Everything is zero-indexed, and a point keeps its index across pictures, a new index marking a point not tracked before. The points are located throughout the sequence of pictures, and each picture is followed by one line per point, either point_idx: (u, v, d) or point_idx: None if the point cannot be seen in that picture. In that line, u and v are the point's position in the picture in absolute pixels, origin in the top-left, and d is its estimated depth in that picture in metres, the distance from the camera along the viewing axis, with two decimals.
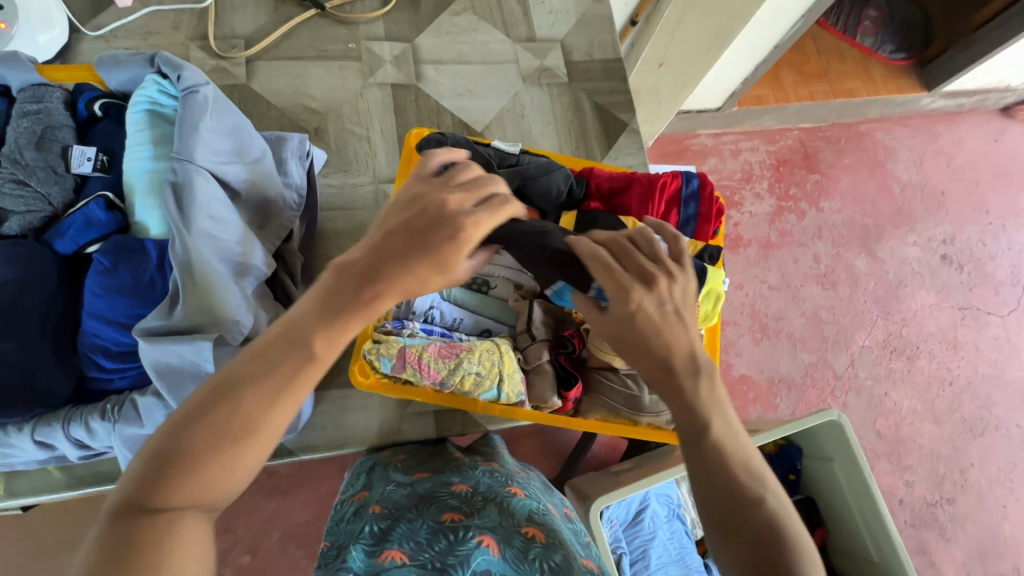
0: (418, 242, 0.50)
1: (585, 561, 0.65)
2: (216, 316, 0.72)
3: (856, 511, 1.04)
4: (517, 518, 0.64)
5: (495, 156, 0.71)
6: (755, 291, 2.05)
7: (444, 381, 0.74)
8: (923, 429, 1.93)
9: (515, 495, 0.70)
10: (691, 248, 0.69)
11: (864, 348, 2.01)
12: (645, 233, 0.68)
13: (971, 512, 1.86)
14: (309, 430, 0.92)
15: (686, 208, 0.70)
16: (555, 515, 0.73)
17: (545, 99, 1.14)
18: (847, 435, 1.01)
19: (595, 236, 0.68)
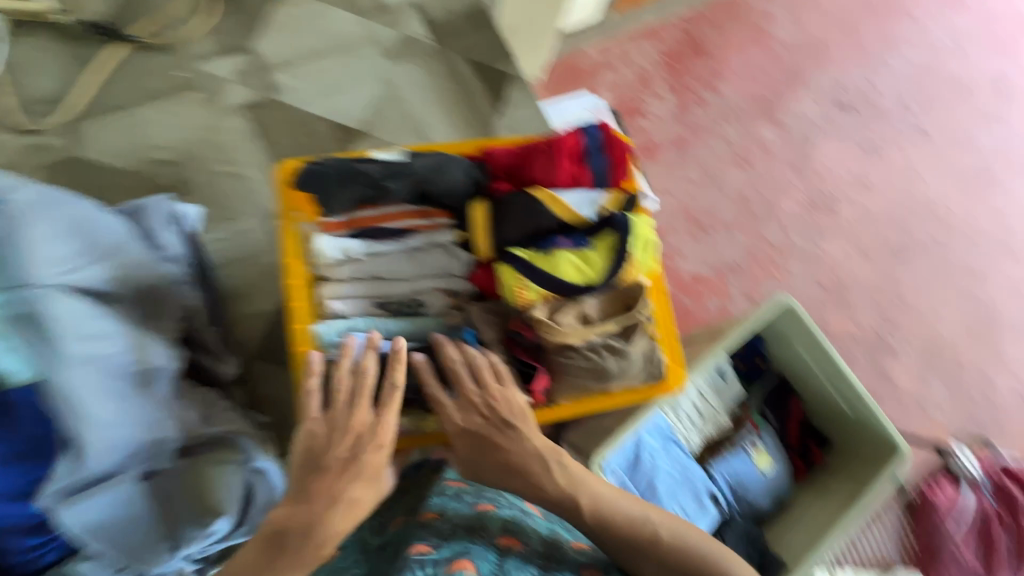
0: (346, 471, 0.62)
1: (575, 546, 0.75)
2: (134, 448, 0.71)
3: (824, 379, 1.12)
4: (489, 536, 0.70)
5: (380, 169, 0.66)
6: (684, 192, 2.07)
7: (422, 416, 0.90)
8: (857, 268, 2.08)
9: (486, 513, 0.75)
10: (611, 201, 0.67)
11: (791, 213, 2.10)
12: (563, 202, 0.65)
13: (913, 326, 2.05)
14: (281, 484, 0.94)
15: (594, 159, 0.67)
16: (535, 513, 0.79)
17: (419, 71, 1.06)
18: (800, 315, 1.06)
19: (512, 220, 0.65)
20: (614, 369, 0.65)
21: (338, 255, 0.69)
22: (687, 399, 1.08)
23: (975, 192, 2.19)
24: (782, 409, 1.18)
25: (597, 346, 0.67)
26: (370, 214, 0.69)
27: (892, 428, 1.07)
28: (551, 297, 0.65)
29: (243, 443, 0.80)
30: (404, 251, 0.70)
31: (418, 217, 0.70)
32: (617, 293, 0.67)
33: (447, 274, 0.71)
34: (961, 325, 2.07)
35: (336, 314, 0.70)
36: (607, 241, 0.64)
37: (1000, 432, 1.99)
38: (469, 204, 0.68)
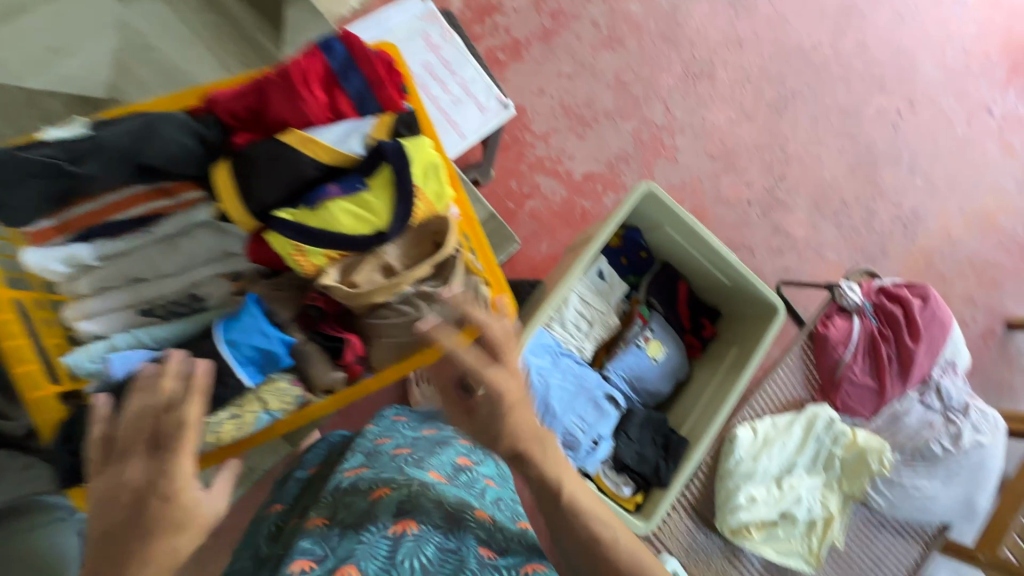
0: (129, 534, 0.49)
1: (477, 515, 0.75)
2: None
3: (698, 254, 1.11)
4: (378, 526, 0.71)
5: (67, 155, 0.69)
6: (558, 87, 1.94)
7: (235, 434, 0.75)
8: (742, 131, 2.08)
9: (382, 497, 0.76)
10: (379, 131, 0.72)
11: (671, 88, 2.04)
12: (320, 142, 0.69)
13: (800, 177, 2.11)
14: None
15: (348, 83, 0.73)
16: (437, 484, 0.80)
17: None
18: (662, 197, 1.02)
19: (268, 172, 0.67)
20: (430, 316, 0.73)
21: (68, 270, 0.75)
22: (569, 309, 1.08)
23: (840, 29, 2.19)
24: (670, 295, 1.19)
25: (410, 300, 0.73)
26: (92, 208, 0.76)
27: (768, 288, 1.08)
28: (343, 256, 0.70)
29: (57, 499, 0.86)
30: (158, 240, 0.78)
31: (161, 199, 0.78)
32: (421, 234, 0.72)
33: (228, 255, 0.80)
34: (844, 166, 2.14)
35: (86, 332, 0.76)
36: (382, 179, 0.69)
37: (886, 256, 2.14)
38: (214, 169, 0.69)
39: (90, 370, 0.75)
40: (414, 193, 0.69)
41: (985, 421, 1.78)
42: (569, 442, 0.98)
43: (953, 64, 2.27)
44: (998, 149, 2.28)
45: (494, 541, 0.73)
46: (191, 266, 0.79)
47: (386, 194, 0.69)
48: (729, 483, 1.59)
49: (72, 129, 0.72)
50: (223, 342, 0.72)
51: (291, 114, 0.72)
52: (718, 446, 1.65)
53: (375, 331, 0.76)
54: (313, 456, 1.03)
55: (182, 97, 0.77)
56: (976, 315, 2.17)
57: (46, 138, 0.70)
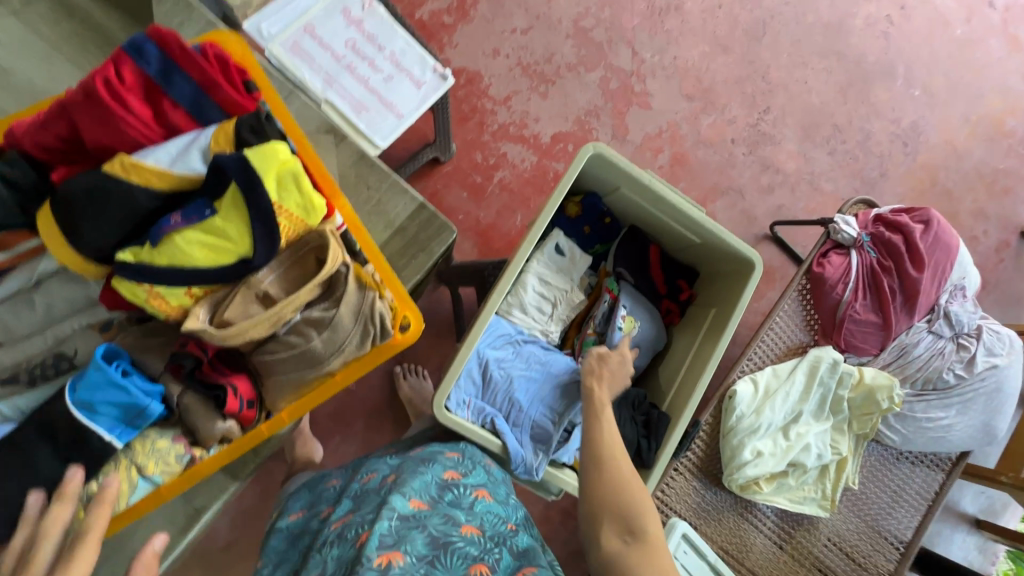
0: None
1: (464, 532, 0.61)
2: None
3: (659, 213, 1.02)
4: (365, 562, 0.53)
5: None
6: (512, 44, 1.80)
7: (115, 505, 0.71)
8: (718, 64, 1.93)
9: (365, 535, 0.57)
10: (212, 144, 0.67)
11: (637, 28, 1.89)
12: (148, 166, 0.65)
13: (786, 106, 1.95)
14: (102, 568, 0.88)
15: (174, 89, 0.69)
16: (422, 506, 0.62)
17: (21, 30, 0.83)
18: (610, 157, 0.92)
19: (95, 210, 0.64)
20: (320, 344, 0.70)
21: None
22: (528, 292, 1.01)
23: None
24: (641, 259, 1.10)
25: (299, 327, 0.70)
26: None
27: (740, 241, 0.98)
28: (211, 291, 0.67)
29: None
30: (5, 300, 0.76)
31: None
32: (301, 251, 0.70)
33: (91, 304, 0.78)
34: (833, 88, 1.98)
35: None
36: (226, 203, 0.64)
37: (887, 179, 1.99)
38: (38, 212, 0.66)
39: None
40: (270, 209, 0.64)
41: (999, 341, 1.69)
42: (538, 436, 0.91)
43: None
44: (1002, 46, 2.09)
45: (487, 557, 0.59)
46: (52, 322, 0.77)
47: (237, 214, 0.64)
48: (733, 441, 1.52)
49: None
50: (73, 404, 0.67)
51: (112, 137, 0.68)
52: (718, 405, 1.58)
53: (265, 369, 0.73)
54: (293, 505, 0.85)
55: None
56: (989, 229, 2.03)
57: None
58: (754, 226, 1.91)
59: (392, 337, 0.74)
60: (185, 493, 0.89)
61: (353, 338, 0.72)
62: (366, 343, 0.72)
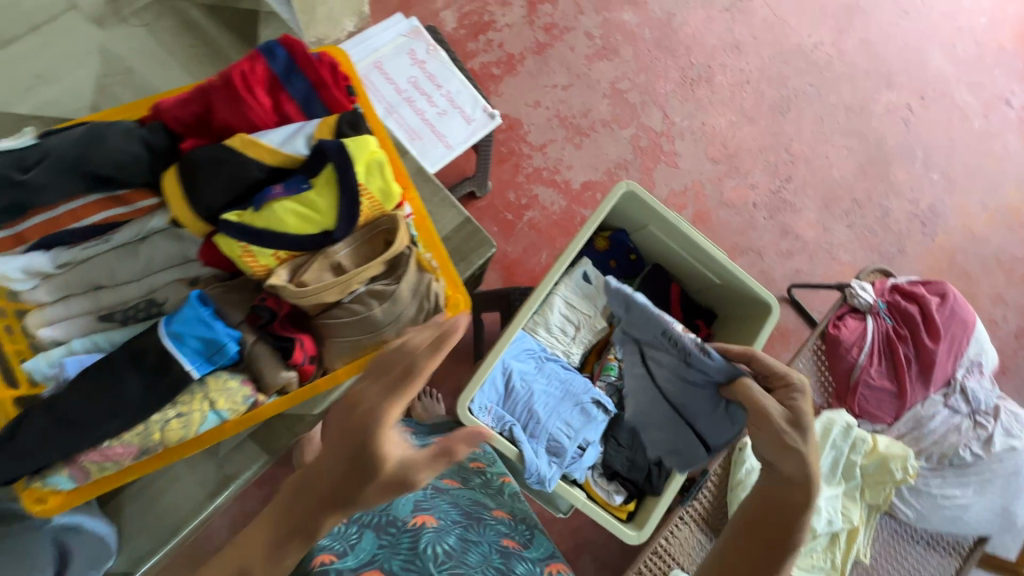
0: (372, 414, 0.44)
1: (493, 515, 0.72)
2: None
3: (683, 253, 1.10)
4: (403, 523, 0.63)
5: (14, 168, 0.74)
6: (553, 98, 1.95)
7: (153, 445, 0.73)
8: (744, 133, 2.05)
9: (395, 497, 0.68)
10: (319, 132, 0.78)
11: (669, 94, 2.03)
12: (263, 144, 0.75)
13: (807, 177, 2.05)
14: (133, 540, 0.82)
15: (292, 86, 0.80)
16: (453, 486, 0.74)
17: (145, 38, 0.97)
18: (642, 196, 1.01)
19: (212, 174, 0.73)
20: (380, 313, 0.76)
21: (28, 277, 0.77)
22: (554, 313, 1.07)
23: (842, 28, 2.17)
24: (662, 296, 1.16)
25: (361, 298, 0.77)
26: (42, 220, 0.79)
27: (759, 285, 1.04)
28: (292, 257, 0.75)
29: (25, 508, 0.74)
30: (114, 247, 0.79)
31: (119, 206, 0.81)
32: (372, 232, 0.78)
33: (185, 261, 0.81)
34: (852, 164, 2.08)
35: (45, 337, 0.77)
36: (323, 177, 0.73)
37: (905, 255, 2.05)
38: (162, 172, 0.76)
39: (47, 374, 0.74)
40: (358, 188, 0.73)
41: (1018, 423, 1.67)
42: (553, 449, 0.95)
43: (963, 57, 2.21)
44: (1018, 142, 2.19)
45: (516, 535, 0.71)
46: (149, 272, 0.80)
47: (330, 190, 0.74)
48: None
49: (20, 140, 0.78)
50: (166, 334, 0.71)
51: (236, 119, 0.78)
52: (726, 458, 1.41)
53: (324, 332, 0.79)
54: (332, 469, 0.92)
55: (130, 108, 0.84)
56: (1008, 315, 2.05)
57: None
58: (772, 287, 1.96)
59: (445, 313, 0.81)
60: None
61: (409, 310, 0.78)
62: (420, 317, 0.78)
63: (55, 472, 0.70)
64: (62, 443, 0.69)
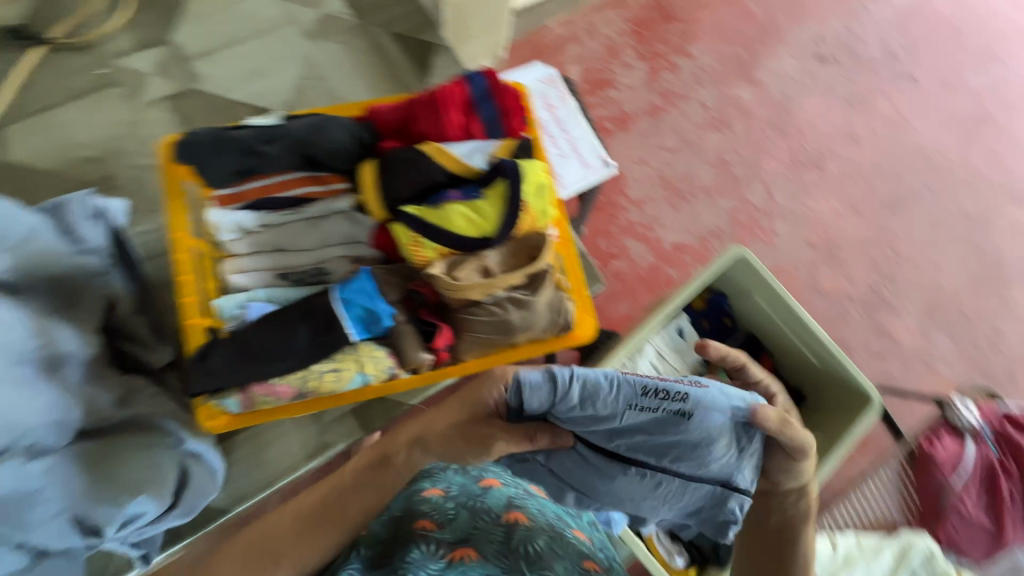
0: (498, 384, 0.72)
1: (574, 533, 0.74)
2: (18, 424, 0.71)
3: (784, 328, 1.10)
4: (495, 516, 0.72)
5: (256, 137, 0.84)
6: (658, 159, 1.94)
7: (305, 390, 0.81)
8: (846, 224, 1.96)
9: (490, 489, 0.76)
10: (499, 150, 0.88)
11: (775, 173, 1.98)
12: (450, 153, 0.86)
13: (909, 279, 1.93)
14: (236, 481, 0.96)
15: (483, 110, 0.90)
16: (539, 494, 0.80)
17: (342, 52, 1.13)
18: (754, 264, 1.05)
19: (403, 171, 0.85)
20: (516, 319, 0.83)
21: (236, 230, 0.86)
22: (644, 360, 1.07)
23: (968, 137, 2.08)
24: None
25: (500, 302, 0.83)
26: (257, 185, 0.88)
27: (860, 373, 1.03)
28: (452, 254, 0.83)
29: (171, 426, 0.83)
30: (305, 219, 0.87)
31: (314, 185, 0.89)
32: (521, 246, 0.85)
33: (353, 241, 0.88)
34: (962, 273, 1.95)
35: (236, 283, 0.86)
36: (497, 190, 0.83)
37: (1013, 382, 1.88)
38: (361, 162, 0.87)
39: (230, 316, 0.83)
40: (520, 204, 0.83)
41: None
42: None
43: None
44: None
45: (598, 557, 0.70)
46: (325, 245, 0.87)
47: (497, 203, 0.83)
48: None
49: (269, 118, 0.89)
50: (338, 299, 0.81)
51: (432, 130, 0.88)
52: None
53: (461, 325, 0.84)
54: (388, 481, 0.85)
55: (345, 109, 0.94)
56: None
57: (250, 123, 0.87)
58: None
59: (572, 331, 0.89)
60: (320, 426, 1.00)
61: (541, 321, 0.85)
62: (550, 328, 0.86)
63: (228, 395, 0.79)
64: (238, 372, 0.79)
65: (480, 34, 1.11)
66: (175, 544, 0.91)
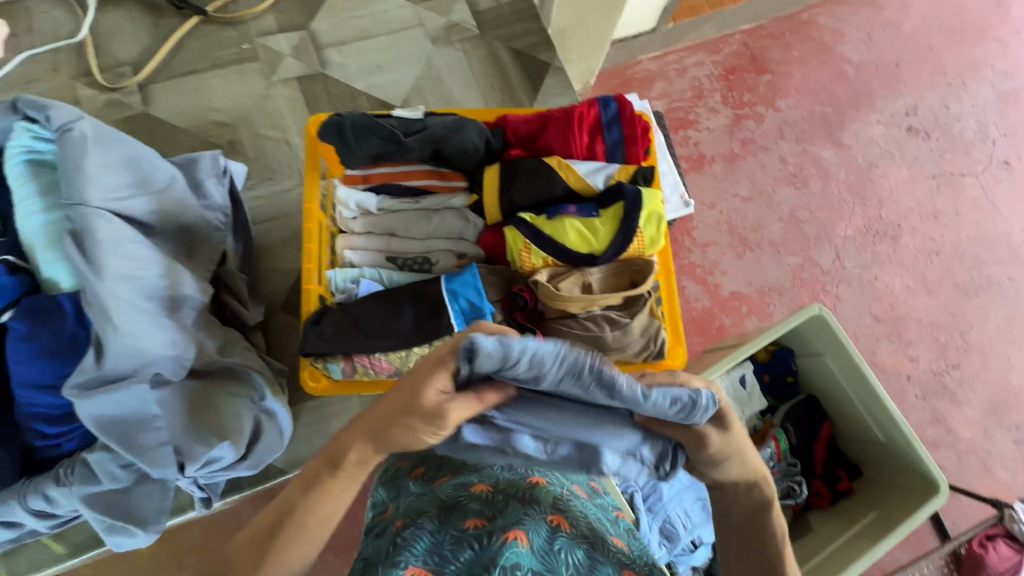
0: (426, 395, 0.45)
1: (614, 540, 0.64)
2: (145, 353, 0.74)
3: (855, 398, 1.06)
4: (540, 509, 0.62)
5: (400, 127, 0.87)
6: (728, 207, 1.83)
7: (400, 369, 0.86)
8: (918, 303, 1.79)
9: (537, 485, 0.66)
10: (623, 173, 0.90)
11: (847, 239, 1.83)
12: (574, 169, 0.88)
13: (979, 373, 1.75)
14: (297, 445, 1.01)
15: (611, 133, 0.91)
16: (583, 495, 0.71)
17: (461, 58, 1.19)
18: (832, 327, 1.01)
19: (524, 181, 0.88)
20: (611, 338, 0.83)
21: (356, 210, 0.92)
22: None
23: None
24: (811, 428, 1.12)
25: (596, 318, 0.85)
26: (386, 171, 0.93)
27: (932, 461, 0.98)
28: (555, 264, 0.86)
29: (258, 380, 0.87)
30: (419, 209, 0.93)
31: (436, 179, 0.94)
32: (624, 268, 0.87)
33: (460, 238, 0.92)
34: None
35: (349, 259, 0.92)
36: (612, 211, 0.85)
37: None
38: (487, 166, 0.91)
39: (341, 290, 0.90)
40: (634, 231, 0.84)
41: None
42: (667, 532, 0.94)
43: None
44: None
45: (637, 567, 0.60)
46: (432, 237, 0.92)
47: (612, 223, 0.85)
48: None
49: (413, 112, 0.92)
50: (445, 289, 0.85)
51: (559, 144, 0.91)
52: None
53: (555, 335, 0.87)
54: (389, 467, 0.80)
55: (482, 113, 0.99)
56: None
57: (395, 114, 0.91)
58: None
59: (663, 359, 0.89)
60: None
61: (634, 345, 0.85)
62: (642, 354, 0.86)
63: (334, 361, 0.85)
64: (342, 341, 0.84)
65: (578, 57, 1.17)
66: (233, 494, 0.98)
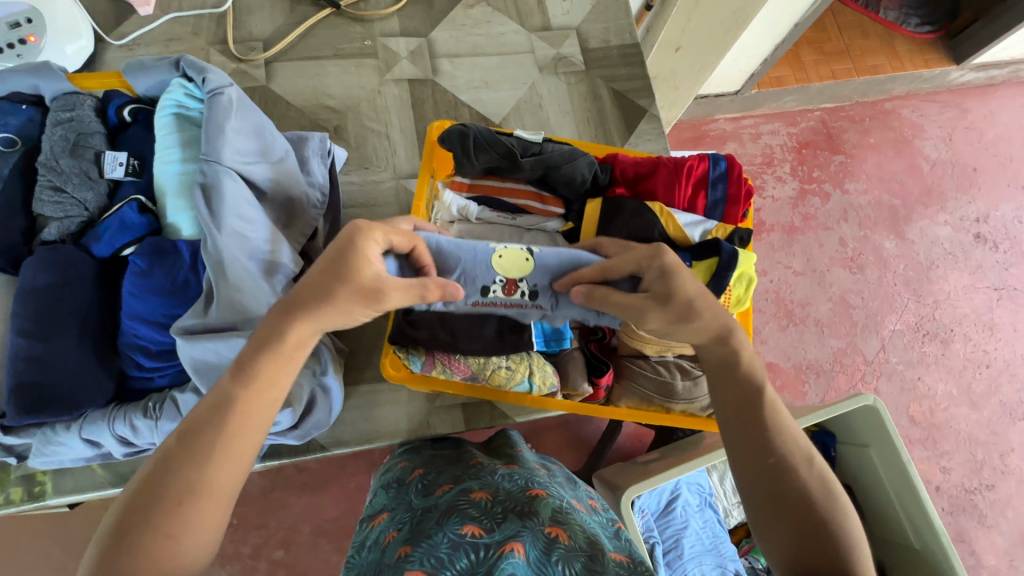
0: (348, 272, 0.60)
1: (613, 555, 0.59)
2: (244, 311, 0.79)
3: (892, 496, 1.03)
4: (538, 521, 0.58)
5: (519, 147, 0.93)
6: (780, 278, 1.82)
7: (476, 375, 0.88)
8: (959, 414, 1.73)
9: (538, 498, 0.64)
10: (720, 232, 0.92)
11: (895, 333, 1.78)
12: (674, 218, 0.91)
13: (1013, 499, 1.66)
14: (338, 425, 1.04)
15: (716, 190, 0.94)
16: (581, 509, 0.68)
17: (562, 88, 1.24)
18: (884, 419, 1.00)
19: (623, 221, 0.89)
20: (681, 386, 0.91)
21: (456, 214, 0.96)
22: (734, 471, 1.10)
23: None
24: None
25: (667, 364, 0.93)
26: (494, 184, 0.97)
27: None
28: None
29: (324, 354, 0.92)
30: (512, 226, 0.96)
31: (536, 200, 0.97)
32: None
33: None
34: None
35: None
36: (706, 265, 0.86)
37: None
38: (589, 198, 0.93)
39: None
40: (724, 288, 0.86)
41: None
42: None
43: None
44: None
45: None
46: None
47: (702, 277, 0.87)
48: None
49: (534, 134, 0.96)
50: None
51: (662, 190, 0.94)
52: None
53: (625, 373, 0.95)
54: (393, 462, 0.90)
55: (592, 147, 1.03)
56: None
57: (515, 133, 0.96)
58: None
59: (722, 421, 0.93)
60: (429, 411, 1.06)
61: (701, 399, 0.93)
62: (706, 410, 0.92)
63: (416, 354, 0.86)
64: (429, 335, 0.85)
65: (665, 104, 1.37)
66: (271, 460, 1.01)
